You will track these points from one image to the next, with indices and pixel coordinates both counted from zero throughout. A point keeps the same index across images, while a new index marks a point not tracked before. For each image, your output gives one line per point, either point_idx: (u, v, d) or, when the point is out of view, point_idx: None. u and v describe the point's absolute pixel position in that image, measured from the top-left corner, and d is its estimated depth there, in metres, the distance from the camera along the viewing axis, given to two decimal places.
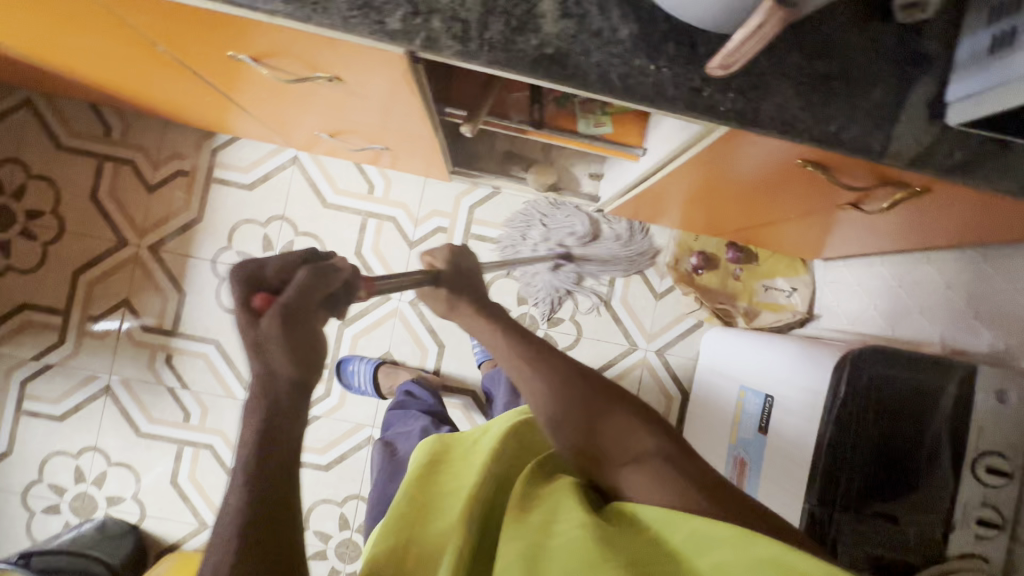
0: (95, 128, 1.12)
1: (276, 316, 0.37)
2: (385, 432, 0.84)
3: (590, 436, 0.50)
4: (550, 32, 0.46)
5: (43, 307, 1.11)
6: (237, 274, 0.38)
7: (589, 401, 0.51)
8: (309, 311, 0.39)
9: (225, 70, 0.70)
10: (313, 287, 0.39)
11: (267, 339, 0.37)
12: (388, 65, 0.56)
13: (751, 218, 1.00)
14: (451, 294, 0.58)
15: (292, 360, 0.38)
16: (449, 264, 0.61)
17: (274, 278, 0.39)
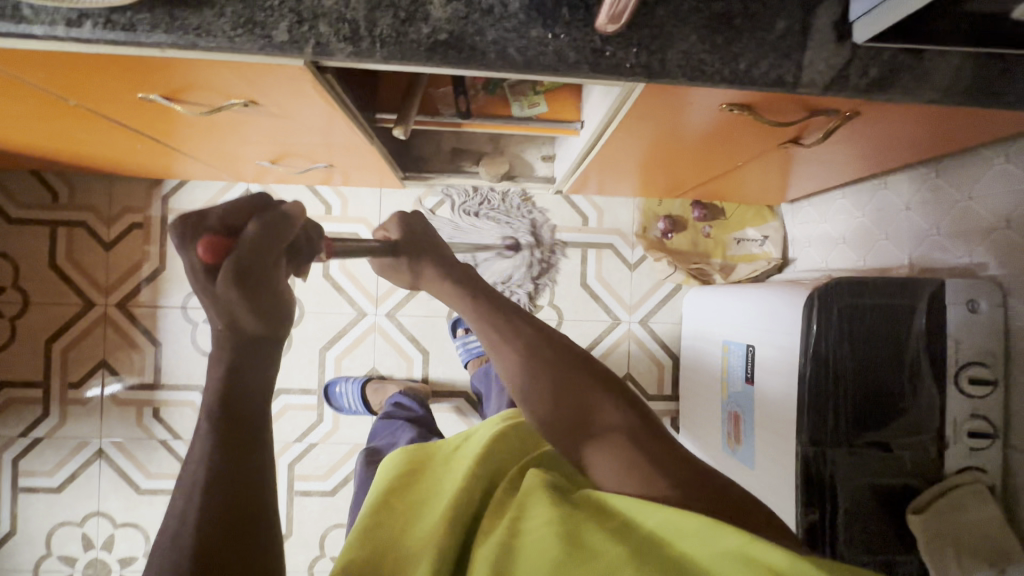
0: (41, 195, 1.11)
1: (230, 278, 0.31)
2: (371, 443, 0.84)
3: (571, 420, 0.48)
4: (440, 18, 0.45)
5: (21, 382, 1.10)
6: (173, 226, 0.32)
7: (570, 377, 0.49)
8: (270, 262, 0.33)
9: (143, 112, 0.68)
10: (268, 240, 0.33)
11: (226, 303, 0.32)
12: (295, 81, 0.55)
13: (706, 172, 0.99)
14: (412, 262, 0.54)
15: (258, 320, 0.33)
16: (404, 232, 0.55)
17: (218, 224, 0.32)
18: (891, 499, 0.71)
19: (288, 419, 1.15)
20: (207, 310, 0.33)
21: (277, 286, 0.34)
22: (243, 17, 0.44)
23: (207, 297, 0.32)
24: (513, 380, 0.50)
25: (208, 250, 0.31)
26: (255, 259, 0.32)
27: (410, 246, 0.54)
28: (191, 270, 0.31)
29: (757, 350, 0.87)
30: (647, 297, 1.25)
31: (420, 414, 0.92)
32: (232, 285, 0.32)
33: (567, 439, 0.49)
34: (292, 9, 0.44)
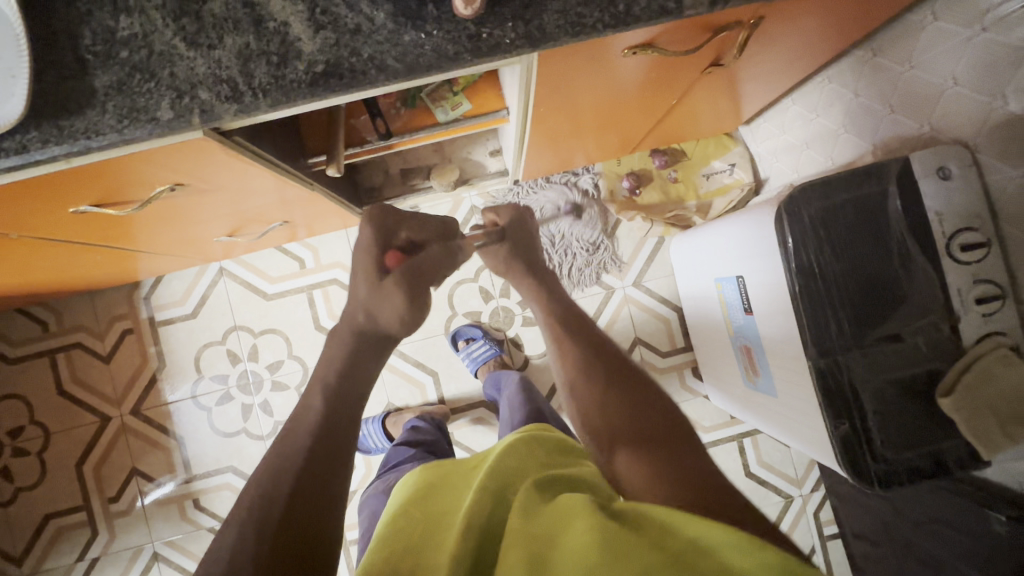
0: (33, 329, 1.14)
1: (403, 272, 0.55)
2: (386, 470, 0.85)
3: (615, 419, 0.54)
4: (312, 51, 0.45)
5: (65, 510, 1.13)
6: (378, 216, 0.56)
7: (619, 388, 0.57)
8: (423, 279, 0.56)
9: (84, 225, 0.70)
10: (439, 262, 0.59)
11: (390, 285, 0.54)
12: (206, 154, 0.56)
13: (650, 119, 0.98)
14: (512, 251, 0.74)
15: (398, 319, 0.54)
16: (509, 221, 0.77)
17: (401, 239, 0.58)
18: (916, 388, 0.69)
19: None
20: (366, 290, 0.54)
21: (423, 297, 0.56)
22: (126, 107, 0.44)
23: (372, 281, 0.54)
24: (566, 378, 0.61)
25: (394, 257, 0.55)
26: (427, 270, 0.57)
27: (512, 242, 0.75)
28: (374, 259, 0.55)
29: (747, 279, 0.85)
30: (635, 257, 1.23)
31: (434, 438, 0.92)
32: (398, 285, 0.54)
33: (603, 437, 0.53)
34: (169, 86, 0.44)
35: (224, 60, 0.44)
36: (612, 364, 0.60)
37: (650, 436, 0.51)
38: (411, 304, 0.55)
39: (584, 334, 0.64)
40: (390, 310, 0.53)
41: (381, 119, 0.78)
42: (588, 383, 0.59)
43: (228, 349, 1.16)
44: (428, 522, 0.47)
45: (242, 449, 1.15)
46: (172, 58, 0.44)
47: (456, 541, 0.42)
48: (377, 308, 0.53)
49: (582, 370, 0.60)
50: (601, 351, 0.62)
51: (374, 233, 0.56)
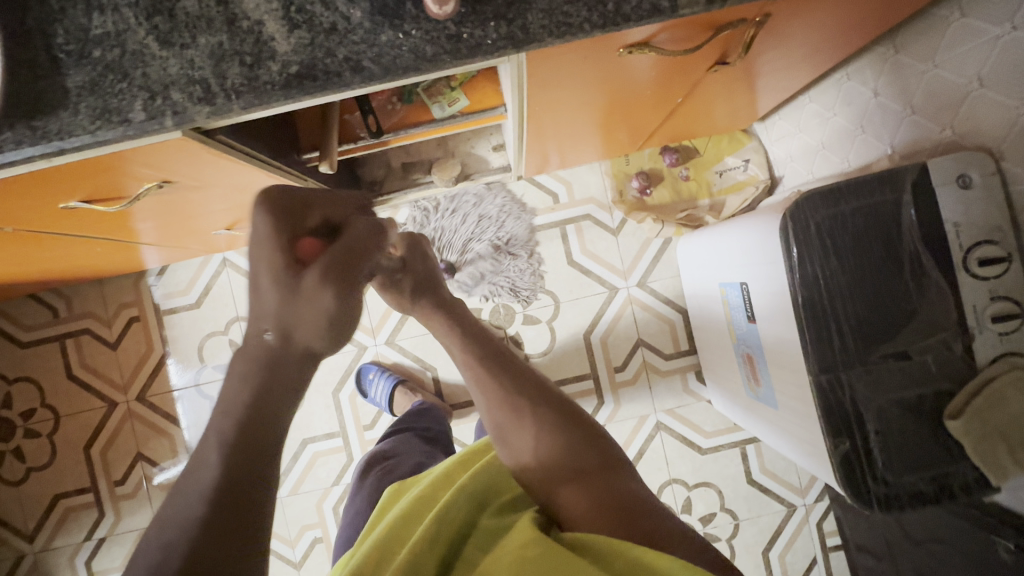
0: (44, 315, 1.16)
1: (323, 268, 0.39)
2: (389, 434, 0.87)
3: (554, 464, 0.47)
4: (286, 51, 0.43)
5: (73, 491, 1.16)
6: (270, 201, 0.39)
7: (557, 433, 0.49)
8: (357, 266, 0.41)
9: (77, 219, 0.69)
10: (364, 242, 0.43)
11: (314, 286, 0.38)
12: (189, 152, 0.55)
13: (657, 114, 0.94)
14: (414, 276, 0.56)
15: (325, 332, 0.39)
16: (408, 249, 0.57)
17: (315, 224, 0.42)
18: (922, 409, 0.66)
19: (320, 465, 1.17)
20: (278, 300, 0.38)
21: (357, 299, 0.41)
22: (98, 107, 0.44)
23: (284, 287, 0.38)
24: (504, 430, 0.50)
25: (305, 250, 0.40)
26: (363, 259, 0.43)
27: (415, 279, 0.57)
28: (281, 254, 0.38)
29: (750, 286, 0.82)
30: (639, 257, 1.20)
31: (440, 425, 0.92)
32: (323, 284, 0.38)
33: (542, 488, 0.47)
34: (141, 86, 0.43)
35: (196, 59, 0.43)
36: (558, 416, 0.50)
37: (592, 480, 0.46)
38: (339, 311, 0.40)
39: (510, 375, 0.53)
40: (313, 320, 0.38)
41: (372, 115, 0.76)
42: (515, 427, 0.50)
43: (231, 339, 1.17)
44: (406, 523, 0.44)
45: None
46: (145, 58, 0.43)
47: (421, 540, 0.40)
48: (293, 320, 0.38)
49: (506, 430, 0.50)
50: (535, 394, 0.51)
51: (276, 220, 0.39)
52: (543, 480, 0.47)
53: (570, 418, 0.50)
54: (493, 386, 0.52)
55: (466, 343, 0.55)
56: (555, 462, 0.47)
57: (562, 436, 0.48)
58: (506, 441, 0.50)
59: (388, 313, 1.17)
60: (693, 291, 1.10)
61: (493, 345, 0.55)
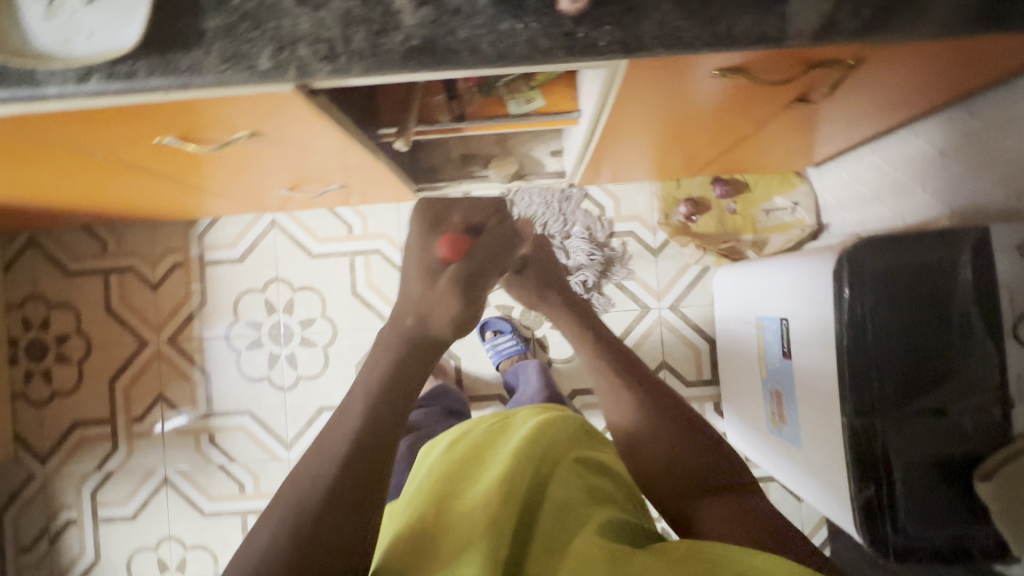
0: (93, 247, 1.20)
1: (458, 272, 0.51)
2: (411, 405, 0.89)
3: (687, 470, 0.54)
4: (411, 25, 0.46)
5: (92, 421, 1.20)
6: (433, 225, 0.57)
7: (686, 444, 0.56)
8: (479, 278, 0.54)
9: (162, 157, 0.73)
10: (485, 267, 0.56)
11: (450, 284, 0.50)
12: (290, 108, 0.58)
13: (719, 144, 0.95)
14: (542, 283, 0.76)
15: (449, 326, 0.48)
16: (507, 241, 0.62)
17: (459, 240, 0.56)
18: (951, 468, 0.66)
19: None
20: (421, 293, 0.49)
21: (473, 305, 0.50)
22: (229, 51, 0.46)
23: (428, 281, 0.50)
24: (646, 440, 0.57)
25: (450, 250, 0.54)
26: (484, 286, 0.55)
27: (539, 273, 0.75)
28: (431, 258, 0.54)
29: (792, 323, 0.83)
30: (675, 281, 1.20)
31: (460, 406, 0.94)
32: (452, 285, 0.50)
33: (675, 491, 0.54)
34: (272, 38, 0.46)
35: (327, 20, 0.46)
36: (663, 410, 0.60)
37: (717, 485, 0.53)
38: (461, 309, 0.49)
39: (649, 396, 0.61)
40: (444, 312, 0.48)
41: (456, 101, 0.79)
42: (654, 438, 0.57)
43: (266, 298, 1.19)
44: (464, 482, 0.46)
45: (263, 399, 1.18)
46: (280, 12, 0.46)
47: (493, 509, 0.42)
48: (427, 312, 0.47)
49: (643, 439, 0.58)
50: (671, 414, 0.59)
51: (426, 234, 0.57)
52: (674, 487, 0.54)
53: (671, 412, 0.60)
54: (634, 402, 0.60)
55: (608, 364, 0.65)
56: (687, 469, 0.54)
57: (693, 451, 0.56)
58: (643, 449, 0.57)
59: None
60: (736, 318, 1.06)
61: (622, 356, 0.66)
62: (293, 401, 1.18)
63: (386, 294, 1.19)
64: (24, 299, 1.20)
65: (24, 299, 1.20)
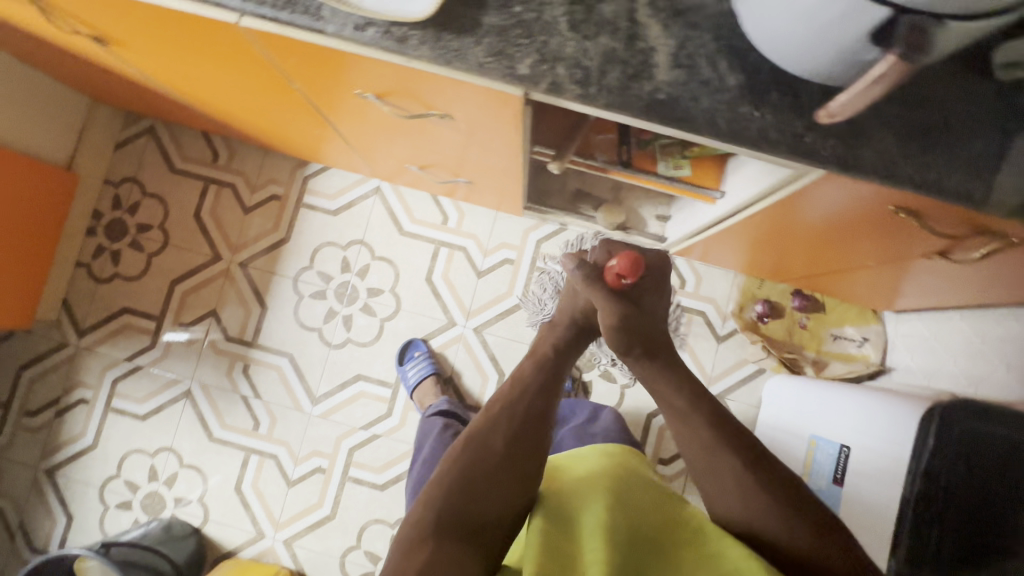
0: (205, 154, 1.24)
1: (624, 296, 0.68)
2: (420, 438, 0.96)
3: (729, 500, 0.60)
4: (662, 80, 0.50)
5: (141, 313, 1.21)
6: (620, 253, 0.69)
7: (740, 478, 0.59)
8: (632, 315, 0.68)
9: (343, 106, 0.77)
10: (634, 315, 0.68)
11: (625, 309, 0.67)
12: (500, 107, 0.61)
13: (819, 264, 0.99)
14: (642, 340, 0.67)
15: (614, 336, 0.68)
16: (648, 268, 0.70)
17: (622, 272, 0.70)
18: None
19: (360, 405, 1.19)
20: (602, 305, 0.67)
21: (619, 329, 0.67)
22: (496, 48, 0.51)
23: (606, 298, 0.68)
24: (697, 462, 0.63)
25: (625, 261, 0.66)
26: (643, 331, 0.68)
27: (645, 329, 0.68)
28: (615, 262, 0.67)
29: (852, 453, 0.85)
30: (730, 373, 1.21)
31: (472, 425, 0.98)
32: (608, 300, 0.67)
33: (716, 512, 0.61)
34: (537, 49, 0.51)
35: (591, 52, 0.50)
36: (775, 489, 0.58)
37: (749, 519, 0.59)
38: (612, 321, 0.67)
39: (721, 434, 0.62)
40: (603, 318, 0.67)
41: (626, 147, 0.83)
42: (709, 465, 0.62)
43: (345, 256, 1.22)
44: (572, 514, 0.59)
45: (307, 348, 1.20)
46: (552, 30, 0.51)
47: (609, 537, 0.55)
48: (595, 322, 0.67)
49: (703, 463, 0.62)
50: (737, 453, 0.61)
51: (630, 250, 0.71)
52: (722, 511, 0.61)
53: (738, 444, 0.61)
54: (700, 437, 0.62)
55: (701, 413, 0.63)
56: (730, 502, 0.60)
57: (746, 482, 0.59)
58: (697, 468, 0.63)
59: (489, 305, 1.21)
60: (784, 425, 1.07)
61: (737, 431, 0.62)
62: (334, 361, 1.19)
63: (458, 290, 1.21)
64: (123, 179, 1.24)
65: (122, 180, 1.24)
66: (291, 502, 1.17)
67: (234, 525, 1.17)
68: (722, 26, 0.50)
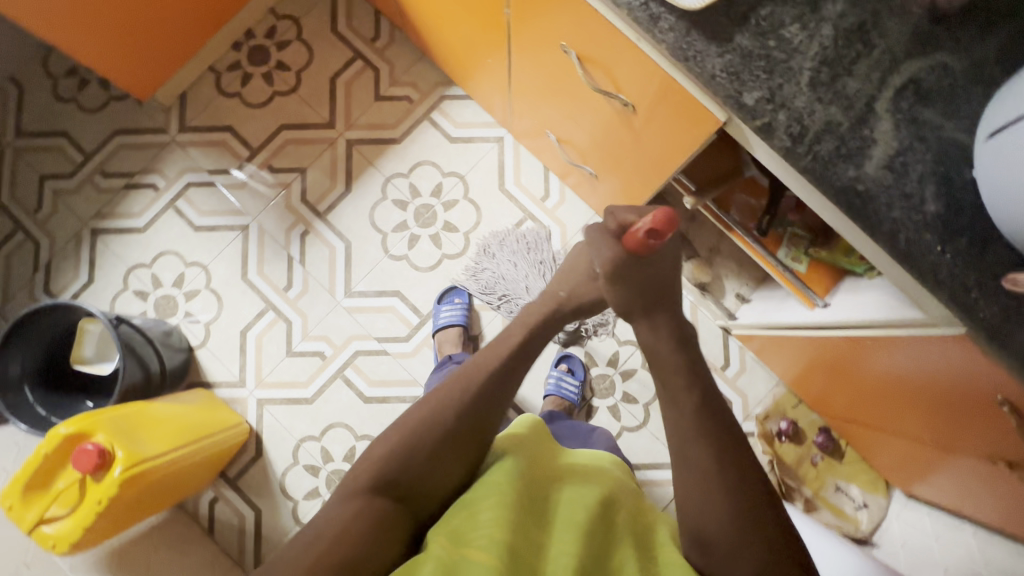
0: (367, 31, 1.27)
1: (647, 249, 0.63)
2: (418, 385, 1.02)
3: (724, 523, 0.55)
4: (868, 173, 0.50)
5: (241, 138, 1.25)
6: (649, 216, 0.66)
7: (747, 500, 0.56)
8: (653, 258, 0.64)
9: (533, 50, 0.78)
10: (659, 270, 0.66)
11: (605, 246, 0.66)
12: (690, 122, 0.62)
13: (863, 414, 0.97)
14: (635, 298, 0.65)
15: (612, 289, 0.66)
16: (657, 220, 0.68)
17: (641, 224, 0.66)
18: None
19: (385, 318, 1.20)
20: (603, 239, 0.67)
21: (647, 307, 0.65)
22: (734, 68, 0.51)
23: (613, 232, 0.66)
24: (696, 487, 0.57)
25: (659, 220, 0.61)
26: (648, 287, 0.65)
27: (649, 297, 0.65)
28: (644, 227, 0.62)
29: None
30: None
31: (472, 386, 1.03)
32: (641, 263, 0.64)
33: (725, 544, 0.55)
34: (770, 87, 0.51)
35: (818, 115, 0.50)
36: (761, 509, 0.56)
37: (746, 537, 0.55)
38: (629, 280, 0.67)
39: (724, 451, 0.58)
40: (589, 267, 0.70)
41: (768, 218, 0.82)
42: (715, 490, 0.56)
43: (440, 182, 1.24)
44: (531, 520, 0.55)
45: (365, 244, 1.22)
46: (793, 77, 0.51)
47: (560, 535, 0.54)
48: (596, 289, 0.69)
49: (711, 483, 0.56)
50: (741, 479, 0.57)
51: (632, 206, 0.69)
52: (720, 541, 0.55)
53: (740, 460, 0.58)
54: (706, 456, 0.57)
55: (706, 426, 0.59)
56: (727, 530, 0.55)
57: (745, 503, 0.56)
58: (697, 495, 0.57)
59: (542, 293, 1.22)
60: None
61: (731, 429, 0.59)
62: (383, 268, 1.21)
63: None
64: (286, 15, 1.27)
65: (285, 15, 1.27)
66: (282, 369, 1.20)
67: (223, 363, 1.20)
68: (947, 154, 0.50)
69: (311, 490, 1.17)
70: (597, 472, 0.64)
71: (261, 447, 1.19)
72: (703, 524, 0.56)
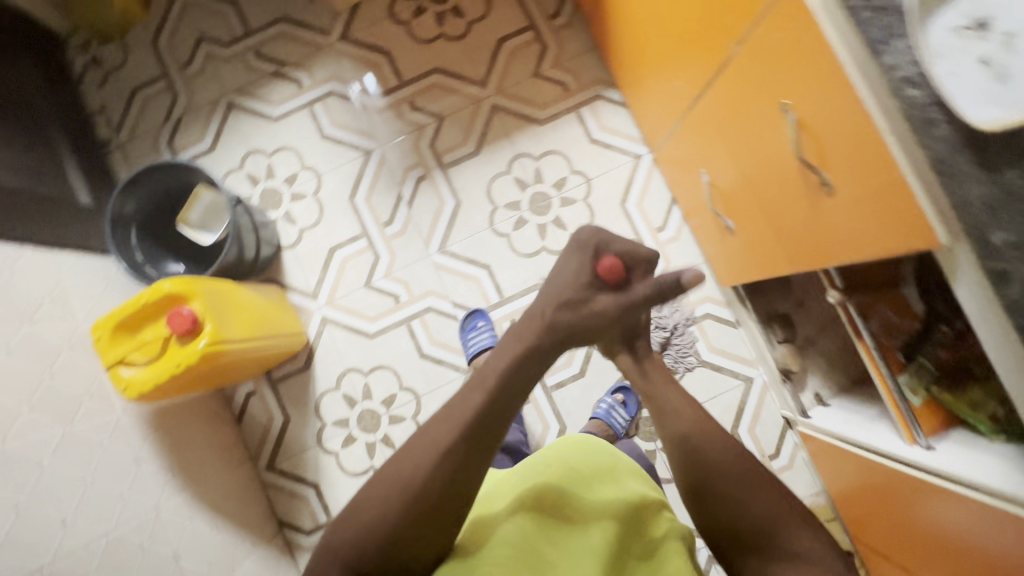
0: (550, 6, 1.25)
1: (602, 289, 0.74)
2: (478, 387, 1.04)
3: (706, 476, 0.66)
4: None
5: (394, 67, 1.25)
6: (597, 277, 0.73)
7: (714, 447, 0.67)
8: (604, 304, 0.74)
9: (740, 94, 0.76)
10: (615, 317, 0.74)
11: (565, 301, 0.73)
12: (897, 231, 0.59)
13: (899, 558, 0.92)
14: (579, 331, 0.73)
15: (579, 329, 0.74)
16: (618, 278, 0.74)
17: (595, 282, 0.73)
18: None
19: (467, 286, 1.20)
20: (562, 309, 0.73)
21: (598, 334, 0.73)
22: (990, 200, 0.48)
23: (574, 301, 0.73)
24: (671, 452, 0.69)
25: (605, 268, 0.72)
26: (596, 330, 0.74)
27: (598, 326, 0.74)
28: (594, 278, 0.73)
29: None
30: None
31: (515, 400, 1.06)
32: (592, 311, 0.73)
33: (712, 499, 0.65)
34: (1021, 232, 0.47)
35: None
36: (734, 458, 0.66)
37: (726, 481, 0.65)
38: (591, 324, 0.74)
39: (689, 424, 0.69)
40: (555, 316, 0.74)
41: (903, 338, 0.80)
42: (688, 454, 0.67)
43: (566, 176, 1.22)
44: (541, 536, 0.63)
45: (474, 210, 1.22)
46: None
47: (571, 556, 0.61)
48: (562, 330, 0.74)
49: (682, 448, 0.67)
50: (704, 437, 0.67)
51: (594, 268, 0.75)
52: (707, 489, 0.65)
53: (705, 425, 0.69)
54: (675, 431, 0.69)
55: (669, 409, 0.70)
56: (711, 483, 0.65)
57: (718, 452, 0.66)
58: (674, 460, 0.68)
59: None
60: None
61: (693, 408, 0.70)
62: (482, 239, 1.21)
63: None
64: None
65: None
66: (355, 297, 1.21)
67: (303, 271, 1.22)
68: None
69: (342, 419, 1.20)
70: (610, 489, 0.69)
71: (310, 361, 1.21)
72: (690, 483, 0.67)
